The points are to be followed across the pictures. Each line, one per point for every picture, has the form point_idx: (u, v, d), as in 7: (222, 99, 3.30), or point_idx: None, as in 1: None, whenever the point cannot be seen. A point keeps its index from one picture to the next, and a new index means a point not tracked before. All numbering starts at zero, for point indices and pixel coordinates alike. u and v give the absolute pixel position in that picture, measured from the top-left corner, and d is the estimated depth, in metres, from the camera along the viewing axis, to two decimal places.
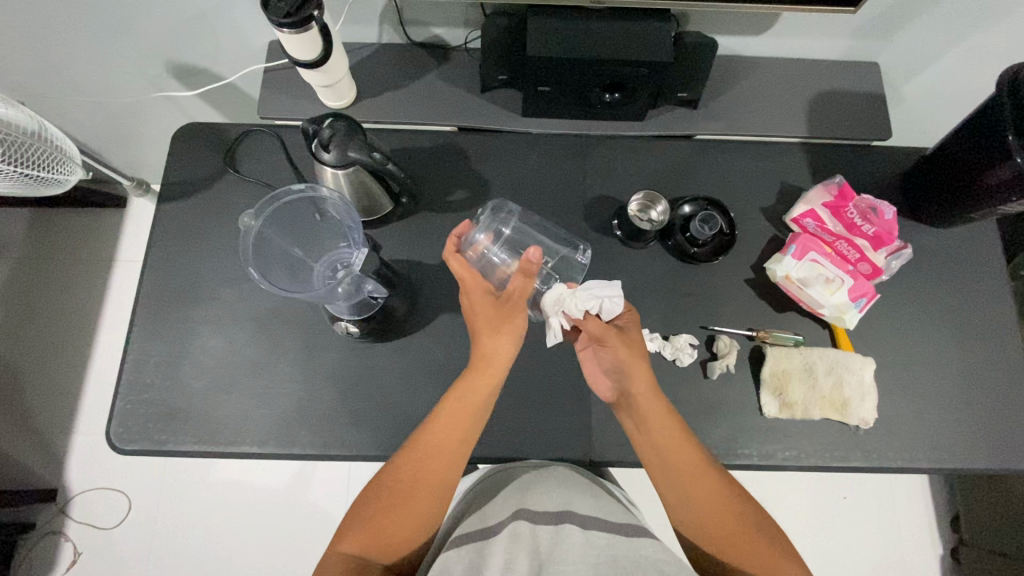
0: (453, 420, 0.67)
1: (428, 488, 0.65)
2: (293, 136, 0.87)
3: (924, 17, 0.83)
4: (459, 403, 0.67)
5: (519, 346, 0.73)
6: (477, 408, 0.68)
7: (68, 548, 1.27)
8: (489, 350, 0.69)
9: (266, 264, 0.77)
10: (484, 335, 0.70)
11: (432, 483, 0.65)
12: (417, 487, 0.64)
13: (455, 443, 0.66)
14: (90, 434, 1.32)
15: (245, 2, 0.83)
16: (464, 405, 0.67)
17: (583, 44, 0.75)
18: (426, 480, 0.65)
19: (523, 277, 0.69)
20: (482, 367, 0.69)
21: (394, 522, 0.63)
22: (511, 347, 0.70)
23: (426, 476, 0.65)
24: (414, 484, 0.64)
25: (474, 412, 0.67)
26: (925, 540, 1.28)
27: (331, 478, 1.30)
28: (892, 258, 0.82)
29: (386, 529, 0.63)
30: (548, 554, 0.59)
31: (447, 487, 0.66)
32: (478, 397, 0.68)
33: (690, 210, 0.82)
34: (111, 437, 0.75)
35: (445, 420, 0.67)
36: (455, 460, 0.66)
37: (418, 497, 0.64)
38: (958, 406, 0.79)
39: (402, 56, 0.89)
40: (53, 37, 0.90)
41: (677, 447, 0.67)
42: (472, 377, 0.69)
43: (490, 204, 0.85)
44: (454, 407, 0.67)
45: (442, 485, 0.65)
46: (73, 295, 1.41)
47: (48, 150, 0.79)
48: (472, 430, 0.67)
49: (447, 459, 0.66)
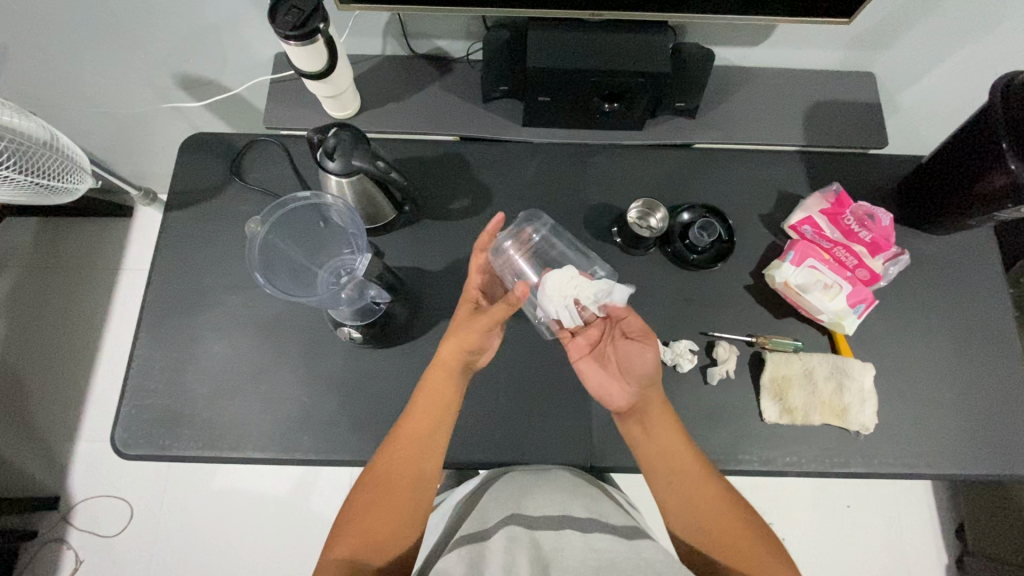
0: (424, 416, 0.68)
1: (408, 483, 0.66)
2: (298, 146, 0.89)
3: (917, 28, 0.85)
4: (430, 395, 0.68)
5: (479, 358, 0.71)
6: (446, 400, 0.69)
7: (69, 556, 1.27)
8: (450, 349, 0.68)
9: (272, 268, 0.78)
10: (450, 333, 0.69)
11: (411, 476, 0.66)
12: (397, 482, 0.66)
13: (427, 436, 0.68)
14: (93, 442, 1.33)
15: (253, 16, 0.86)
16: (437, 395, 0.69)
17: (583, 56, 0.77)
18: (406, 474, 0.66)
19: (504, 304, 0.67)
20: (443, 361, 0.69)
21: (379, 518, 0.64)
22: (461, 356, 0.68)
23: (405, 471, 0.66)
24: (394, 479, 0.66)
25: (444, 403, 0.69)
26: (928, 550, 1.27)
27: (333, 486, 1.31)
28: (891, 264, 0.83)
29: (373, 526, 0.64)
30: (549, 558, 0.60)
31: (425, 482, 0.67)
32: (446, 389, 0.69)
33: (689, 218, 0.83)
34: (116, 441, 0.76)
35: (416, 411, 0.68)
36: (429, 455, 0.67)
37: (399, 491, 0.65)
38: (957, 411, 0.80)
39: (405, 67, 0.90)
40: (65, 49, 0.92)
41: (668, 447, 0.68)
42: (438, 370, 0.69)
43: (525, 213, 0.86)
44: (426, 400, 0.68)
45: (421, 478, 0.67)
46: (78, 304, 1.42)
47: (59, 160, 0.81)
48: (444, 422, 0.69)
49: (422, 452, 0.67)
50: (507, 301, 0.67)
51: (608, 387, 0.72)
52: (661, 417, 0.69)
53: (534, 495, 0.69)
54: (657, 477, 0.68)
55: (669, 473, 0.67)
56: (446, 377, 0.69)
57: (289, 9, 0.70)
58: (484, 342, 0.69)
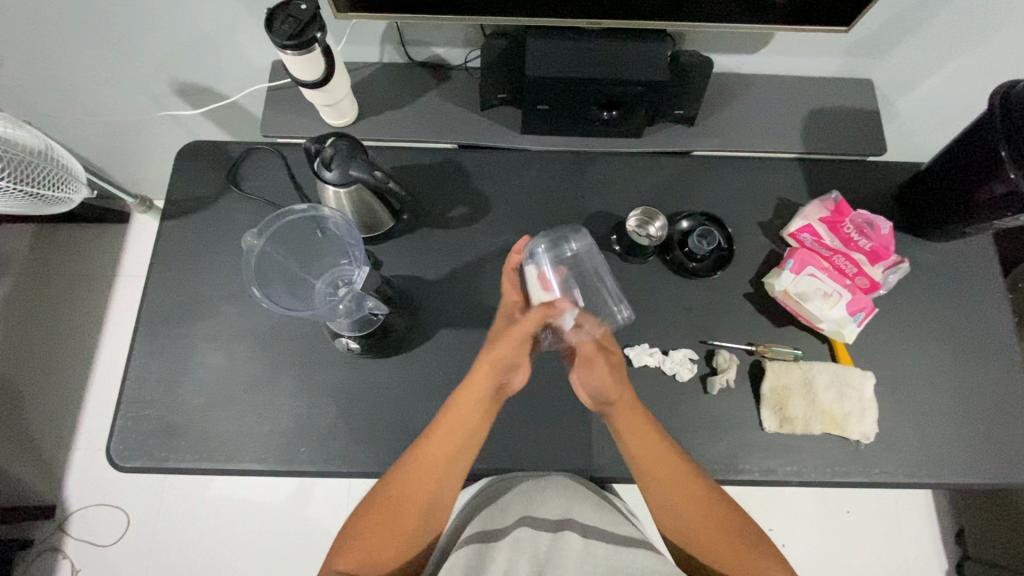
0: (444, 439, 0.67)
1: (418, 508, 0.66)
2: (295, 154, 0.88)
3: (915, 36, 0.85)
4: (452, 421, 0.67)
5: (516, 371, 0.72)
6: (468, 429, 0.68)
7: (65, 566, 1.26)
8: (480, 366, 0.69)
9: (268, 283, 0.78)
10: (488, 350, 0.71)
11: (421, 503, 0.66)
12: (408, 505, 0.65)
13: (448, 462, 0.67)
14: (90, 451, 1.32)
15: (250, 24, 0.85)
16: (462, 424, 0.68)
17: (582, 64, 0.77)
18: (416, 500, 0.66)
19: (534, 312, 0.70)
20: (472, 383, 0.69)
21: (386, 537, 0.64)
22: (493, 372, 0.70)
23: (417, 494, 0.66)
24: (404, 503, 0.65)
25: (467, 431, 0.68)
26: (929, 555, 1.27)
27: (332, 494, 1.30)
28: (890, 273, 0.82)
29: (378, 546, 0.64)
30: (548, 559, 0.61)
31: (436, 505, 0.67)
32: (470, 416, 0.68)
33: (688, 226, 0.82)
34: (112, 454, 0.75)
35: (435, 440, 0.67)
36: (448, 480, 0.67)
37: (407, 515, 0.65)
38: (956, 418, 0.79)
39: (403, 75, 0.90)
40: (61, 57, 0.92)
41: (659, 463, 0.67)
42: (465, 395, 0.68)
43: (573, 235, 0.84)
44: (447, 426, 0.67)
45: (432, 505, 0.66)
46: (74, 311, 1.41)
47: (54, 170, 0.81)
48: (466, 449, 0.68)
49: (436, 481, 0.66)
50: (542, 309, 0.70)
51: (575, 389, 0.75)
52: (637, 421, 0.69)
53: (534, 495, 0.70)
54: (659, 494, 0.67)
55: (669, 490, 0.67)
56: (471, 406, 0.68)
57: (285, 18, 0.69)
58: (519, 355, 0.70)
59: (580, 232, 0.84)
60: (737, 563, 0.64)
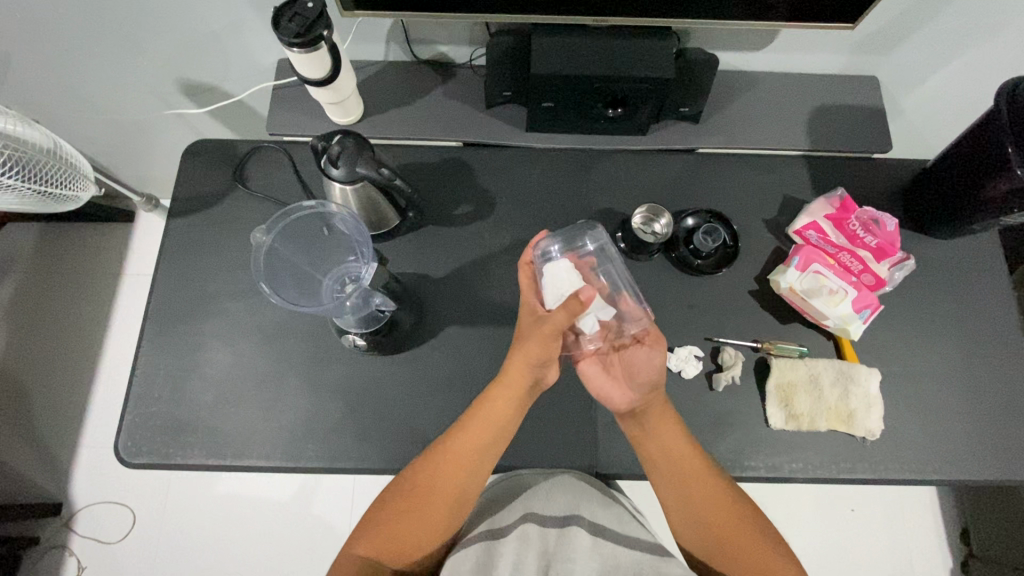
0: (480, 430, 0.67)
1: (445, 499, 0.66)
2: (301, 152, 0.89)
3: (920, 33, 0.85)
4: (488, 412, 0.67)
5: (551, 373, 0.70)
6: (502, 424, 0.68)
7: (72, 562, 1.27)
8: (515, 362, 0.68)
9: (276, 279, 0.79)
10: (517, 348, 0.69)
11: (449, 494, 0.66)
12: (435, 496, 0.66)
13: (479, 455, 0.67)
14: (96, 449, 1.33)
15: (257, 23, 0.86)
16: (495, 417, 0.67)
17: (587, 62, 0.77)
18: (445, 491, 0.66)
19: (562, 310, 0.64)
20: (507, 378, 0.68)
21: (410, 528, 0.65)
22: (526, 370, 0.68)
23: (445, 486, 0.66)
24: (431, 494, 0.66)
25: (502, 425, 0.68)
26: (934, 553, 1.27)
27: (337, 491, 1.31)
28: (895, 269, 0.82)
29: (402, 535, 0.65)
30: (554, 556, 0.64)
31: (463, 499, 0.67)
32: (503, 411, 0.68)
33: (693, 223, 0.84)
34: (120, 450, 0.76)
35: (470, 431, 0.67)
36: (477, 473, 0.67)
37: (434, 506, 0.65)
38: (964, 415, 0.79)
39: (408, 73, 0.90)
40: (69, 57, 0.92)
41: (674, 457, 0.67)
42: (499, 391, 0.68)
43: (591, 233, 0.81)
44: (481, 419, 0.67)
45: (459, 499, 0.67)
46: (80, 309, 1.42)
47: (62, 168, 0.81)
48: (498, 443, 0.68)
49: (466, 473, 0.66)
50: (568, 305, 0.64)
51: (609, 389, 0.70)
52: (660, 417, 0.68)
53: (540, 491, 0.71)
54: (669, 493, 0.68)
55: (681, 487, 0.67)
56: (508, 400, 0.68)
57: (292, 17, 0.69)
58: (550, 356, 0.66)
59: (596, 229, 0.82)
60: (750, 560, 0.65)
